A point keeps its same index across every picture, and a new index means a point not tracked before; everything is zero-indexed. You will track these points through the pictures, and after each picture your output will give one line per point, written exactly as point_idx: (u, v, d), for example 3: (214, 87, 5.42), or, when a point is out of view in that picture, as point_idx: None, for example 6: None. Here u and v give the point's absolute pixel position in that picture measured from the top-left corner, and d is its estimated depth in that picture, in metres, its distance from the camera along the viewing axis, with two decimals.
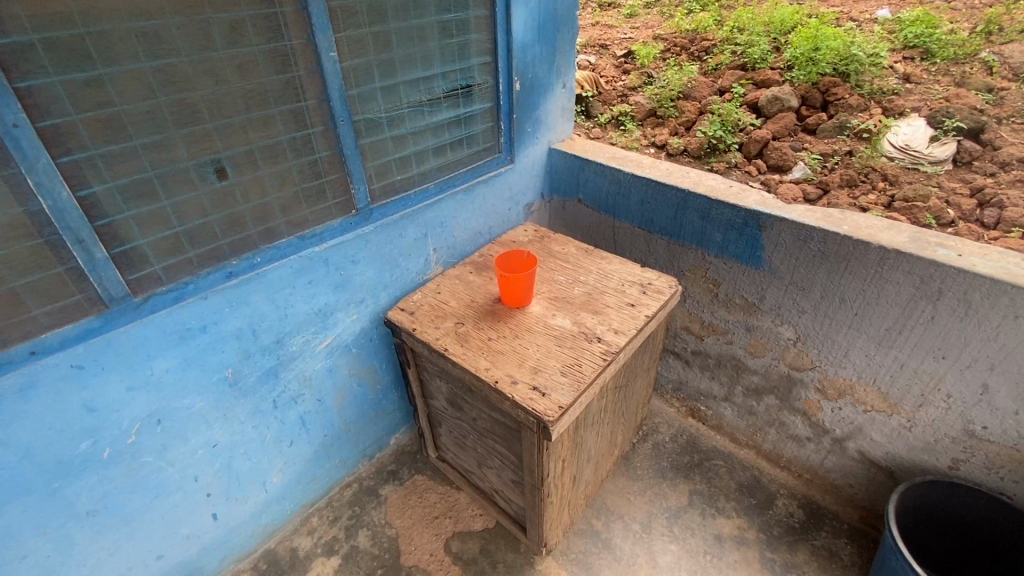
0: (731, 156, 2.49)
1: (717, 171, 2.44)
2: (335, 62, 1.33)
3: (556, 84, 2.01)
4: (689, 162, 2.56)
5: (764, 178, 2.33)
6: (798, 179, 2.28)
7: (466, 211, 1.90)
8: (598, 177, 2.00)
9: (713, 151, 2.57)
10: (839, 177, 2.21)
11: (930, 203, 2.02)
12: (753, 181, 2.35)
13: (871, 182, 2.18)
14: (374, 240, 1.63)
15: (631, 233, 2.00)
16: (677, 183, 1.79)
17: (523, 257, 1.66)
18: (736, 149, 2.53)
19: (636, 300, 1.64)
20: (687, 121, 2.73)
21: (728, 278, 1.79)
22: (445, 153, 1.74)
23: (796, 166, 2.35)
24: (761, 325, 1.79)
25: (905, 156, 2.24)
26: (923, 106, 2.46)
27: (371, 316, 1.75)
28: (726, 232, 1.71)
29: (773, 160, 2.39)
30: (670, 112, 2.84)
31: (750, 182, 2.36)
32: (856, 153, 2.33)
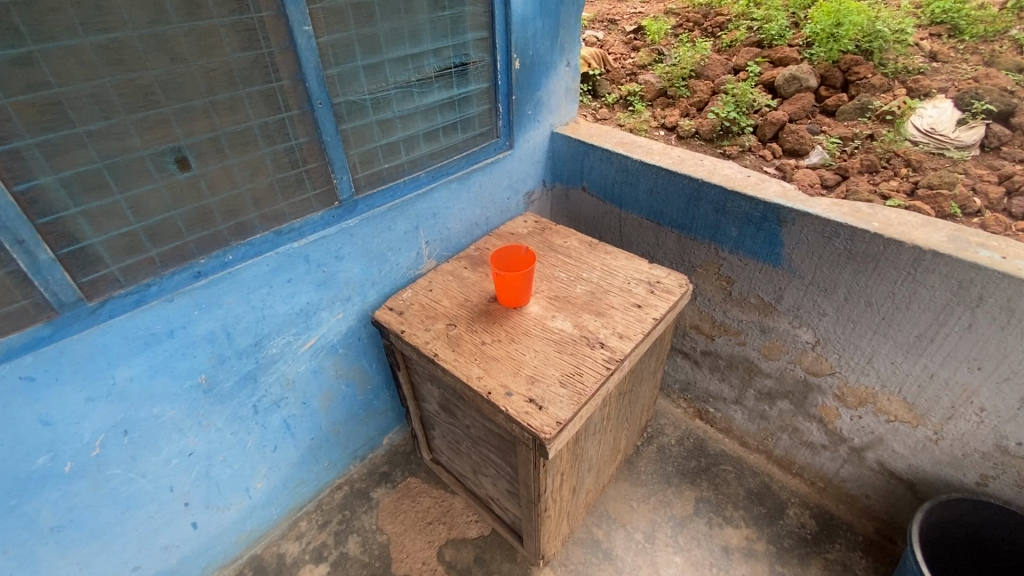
0: (745, 139, 2.33)
1: (729, 155, 2.29)
2: (310, 37, 1.18)
3: (559, 61, 1.85)
4: (700, 145, 2.40)
5: (779, 164, 2.19)
6: (815, 164, 2.14)
7: (460, 201, 1.76)
8: (604, 163, 1.85)
9: (726, 134, 2.41)
10: (860, 162, 2.06)
11: (956, 190, 1.87)
12: (768, 166, 2.21)
13: (893, 169, 2.04)
14: (360, 234, 1.51)
15: (638, 225, 1.86)
16: (690, 171, 1.64)
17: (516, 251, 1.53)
18: (749, 131, 2.37)
19: (644, 300, 1.51)
20: (698, 101, 2.56)
21: (742, 276, 1.66)
22: (437, 139, 1.61)
23: (814, 151, 2.19)
24: (777, 326, 1.66)
25: (930, 141, 2.08)
26: (950, 86, 2.28)
27: (358, 315, 1.63)
28: (742, 226, 1.57)
29: (789, 144, 2.24)
30: (681, 92, 2.66)
31: (764, 167, 2.22)
32: (878, 137, 2.17)
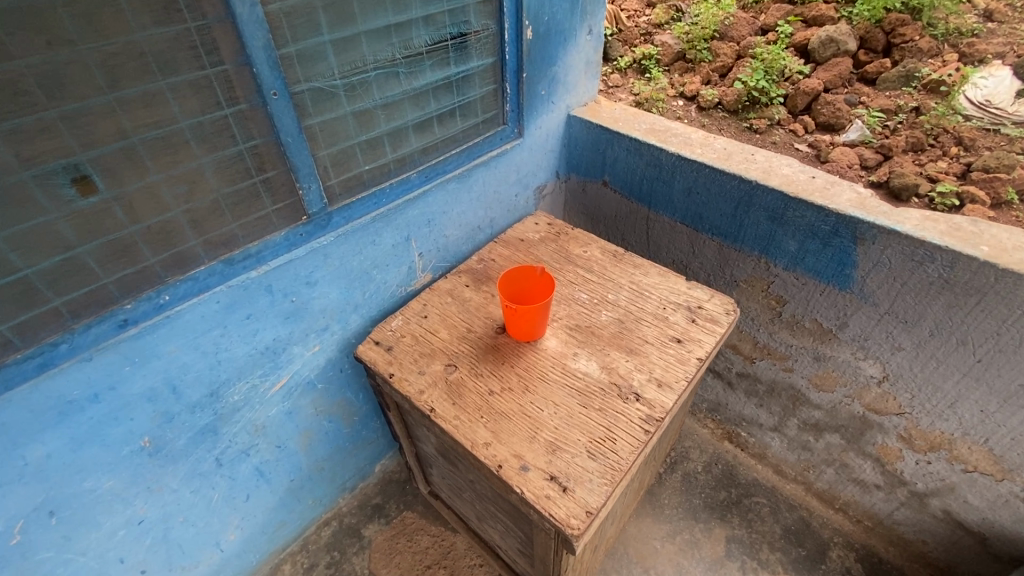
0: (775, 111, 2.00)
1: (757, 130, 1.96)
2: (254, 4, 0.87)
3: (580, 28, 1.51)
4: (723, 118, 2.07)
5: (814, 140, 1.88)
6: (854, 141, 1.82)
7: (460, 203, 1.46)
8: (631, 155, 1.54)
9: (753, 105, 2.06)
10: (903, 140, 1.75)
11: (1016, 174, 1.56)
12: (800, 142, 1.90)
13: (941, 147, 1.72)
14: (337, 253, 1.22)
15: (670, 229, 1.58)
16: (740, 170, 1.34)
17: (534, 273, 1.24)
18: (780, 102, 2.03)
19: (684, 333, 1.25)
20: (722, 67, 2.20)
21: (797, 296, 1.39)
22: (430, 131, 1.30)
23: (851, 125, 1.87)
24: (835, 356, 1.41)
25: (983, 115, 1.74)
26: (1011, 50, 1.90)
27: (339, 344, 1.37)
28: (804, 239, 1.29)
29: (822, 118, 1.92)
30: (702, 56, 2.28)
31: (796, 143, 1.91)
32: (924, 110, 1.81)
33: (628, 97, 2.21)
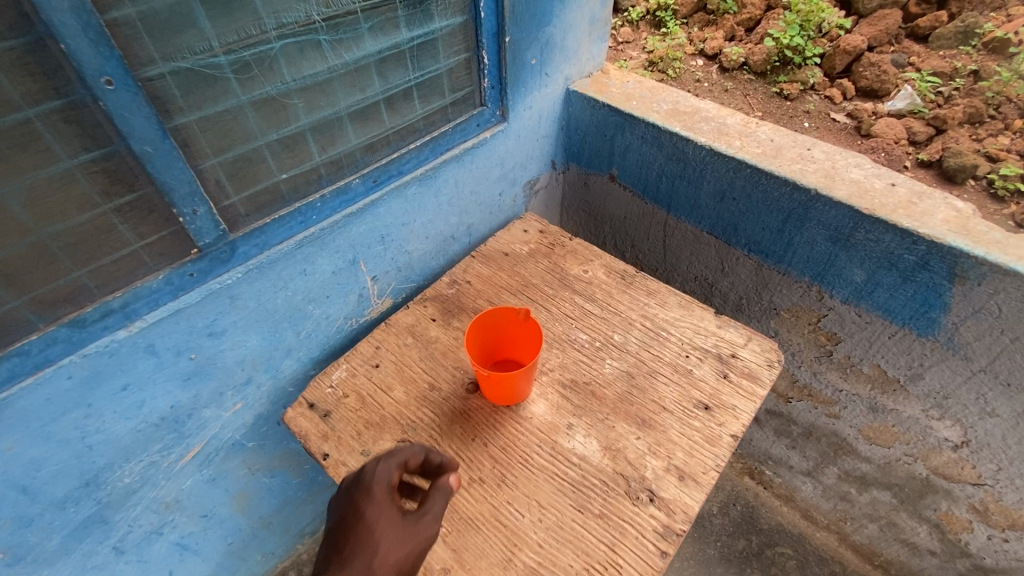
0: (810, 73, 1.57)
1: (788, 96, 1.53)
2: None
3: None
4: (750, 82, 1.63)
5: (853, 110, 1.47)
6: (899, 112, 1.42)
7: (425, 211, 1.13)
8: (647, 145, 1.19)
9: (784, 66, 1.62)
10: (962, 110, 1.35)
11: None
12: (837, 113, 1.49)
13: (1004, 119, 1.34)
14: (249, 293, 0.91)
15: (694, 240, 1.25)
16: (794, 173, 1.00)
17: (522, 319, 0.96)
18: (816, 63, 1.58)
19: (713, 396, 0.95)
20: (750, 18, 1.73)
21: (857, 336, 1.08)
22: (376, 120, 0.95)
23: (899, 92, 1.46)
24: (900, 410, 1.11)
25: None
26: None
27: (268, 396, 1.07)
28: (876, 270, 0.97)
29: (863, 83, 1.50)
30: (726, 5, 1.79)
31: (831, 113, 1.50)
32: (985, 74, 1.40)
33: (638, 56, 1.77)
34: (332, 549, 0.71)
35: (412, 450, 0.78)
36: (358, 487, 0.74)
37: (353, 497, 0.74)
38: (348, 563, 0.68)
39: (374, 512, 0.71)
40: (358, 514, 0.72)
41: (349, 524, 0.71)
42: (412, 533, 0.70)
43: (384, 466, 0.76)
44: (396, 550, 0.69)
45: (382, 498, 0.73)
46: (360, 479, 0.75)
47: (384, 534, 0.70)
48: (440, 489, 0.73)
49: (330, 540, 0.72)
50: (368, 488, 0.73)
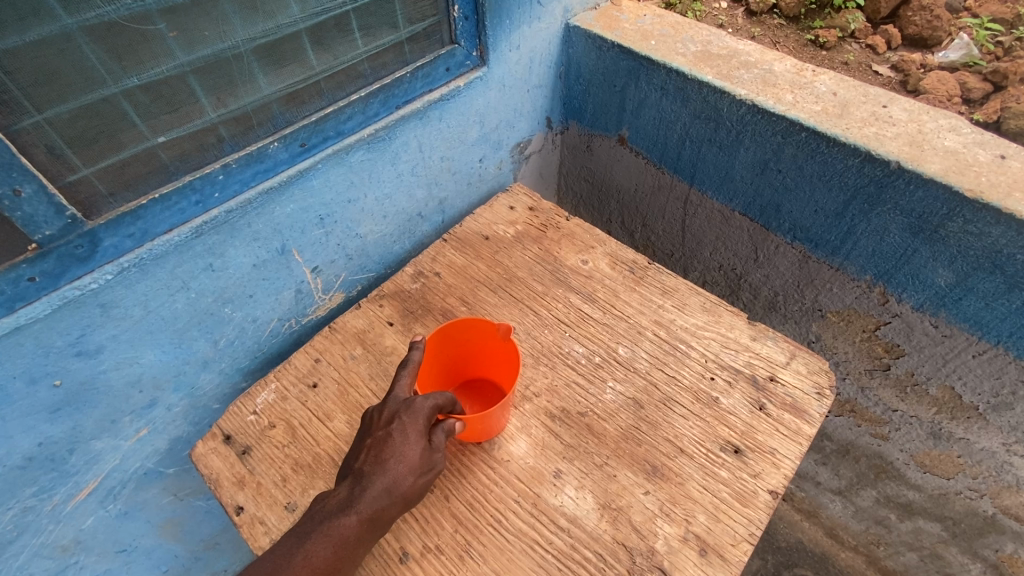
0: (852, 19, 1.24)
1: (827, 46, 1.21)
2: None
3: None
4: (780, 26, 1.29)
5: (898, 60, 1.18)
6: (952, 63, 1.15)
7: (380, 184, 0.88)
8: (668, 100, 0.93)
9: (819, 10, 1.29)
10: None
11: None
12: (880, 65, 1.19)
13: None
14: (130, 299, 0.68)
15: (721, 221, 1.00)
16: (865, 140, 0.75)
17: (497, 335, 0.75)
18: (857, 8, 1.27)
19: (746, 437, 0.73)
20: None
21: (926, 352, 0.85)
22: (297, 60, 0.69)
23: (952, 40, 1.19)
24: (969, 441, 0.89)
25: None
26: None
27: (186, 417, 0.86)
28: (969, 273, 0.73)
29: (910, 30, 1.21)
30: None
31: (874, 65, 1.20)
32: None
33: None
34: (368, 455, 0.62)
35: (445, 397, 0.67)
36: (403, 408, 0.64)
37: (395, 412, 0.64)
38: (386, 480, 0.59)
39: (419, 437, 0.62)
40: (402, 433, 0.62)
41: (390, 442, 0.62)
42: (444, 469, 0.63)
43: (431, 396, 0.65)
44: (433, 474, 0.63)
45: (428, 425, 0.63)
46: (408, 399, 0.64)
47: (427, 457, 0.62)
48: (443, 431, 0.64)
49: (363, 447, 0.63)
50: (416, 411, 0.63)
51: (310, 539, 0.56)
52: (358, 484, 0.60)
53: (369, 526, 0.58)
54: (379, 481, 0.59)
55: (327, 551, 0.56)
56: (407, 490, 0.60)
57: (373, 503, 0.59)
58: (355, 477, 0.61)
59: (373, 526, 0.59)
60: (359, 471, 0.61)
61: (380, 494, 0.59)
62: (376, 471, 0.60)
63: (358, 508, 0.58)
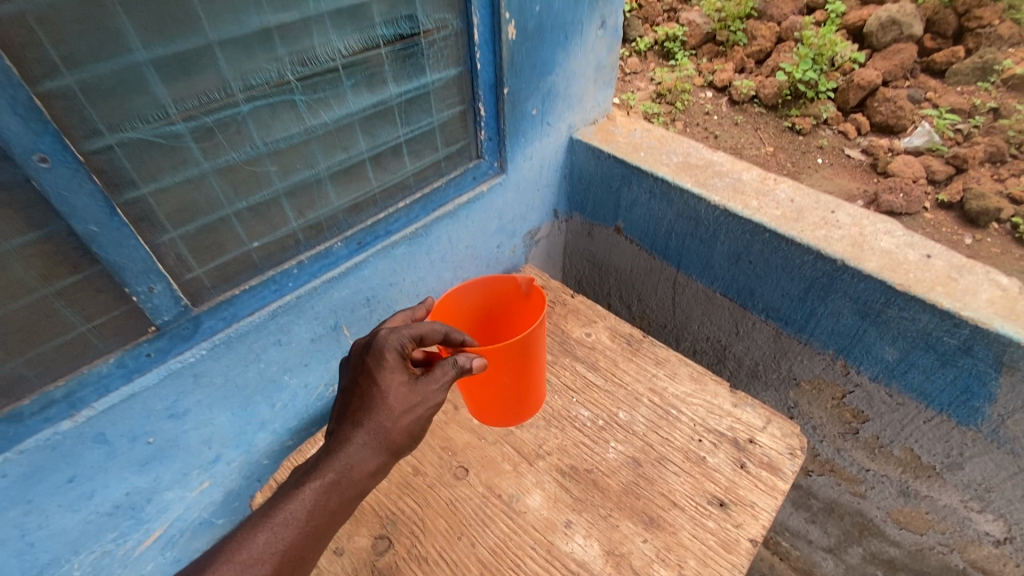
0: (824, 107, 1.50)
1: (800, 131, 1.48)
2: None
3: (591, 22, 1.04)
4: (760, 114, 1.57)
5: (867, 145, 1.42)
6: (916, 149, 1.37)
7: (416, 270, 1.05)
8: (655, 201, 1.11)
9: (797, 100, 1.56)
10: (982, 149, 1.29)
11: None
12: (851, 148, 1.44)
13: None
14: (215, 369, 0.82)
15: (706, 300, 1.16)
16: (817, 241, 0.91)
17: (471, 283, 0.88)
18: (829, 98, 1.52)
19: (729, 492, 0.85)
20: (760, 52, 1.67)
21: (886, 417, 0.98)
22: (360, 179, 0.87)
23: (915, 127, 1.41)
24: (933, 498, 1.01)
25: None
26: None
27: (242, 471, 0.99)
28: (909, 351, 0.88)
29: (877, 118, 1.44)
30: (737, 38, 1.72)
31: (845, 148, 1.45)
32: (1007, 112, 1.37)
33: (644, 84, 1.69)
34: (349, 407, 0.70)
35: (433, 328, 0.73)
36: (370, 351, 0.71)
37: (363, 361, 0.72)
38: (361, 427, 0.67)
39: (388, 378, 0.69)
40: (372, 378, 0.69)
41: (363, 389, 0.69)
42: (421, 398, 0.69)
43: (396, 333, 0.71)
44: (410, 416, 0.69)
45: (394, 364, 0.69)
46: (372, 345, 0.71)
47: (396, 397, 0.68)
48: (451, 361, 0.70)
49: (345, 401, 0.71)
50: (381, 350, 0.70)
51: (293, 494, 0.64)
52: (337, 438, 0.68)
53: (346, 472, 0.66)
54: (356, 430, 0.67)
55: (309, 497, 0.64)
56: (388, 432, 0.68)
57: (350, 451, 0.66)
58: (336, 432, 0.69)
59: (351, 475, 0.66)
60: (341, 425, 0.69)
61: (353, 444, 0.67)
62: (349, 424, 0.68)
63: (335, 458, 0.66)
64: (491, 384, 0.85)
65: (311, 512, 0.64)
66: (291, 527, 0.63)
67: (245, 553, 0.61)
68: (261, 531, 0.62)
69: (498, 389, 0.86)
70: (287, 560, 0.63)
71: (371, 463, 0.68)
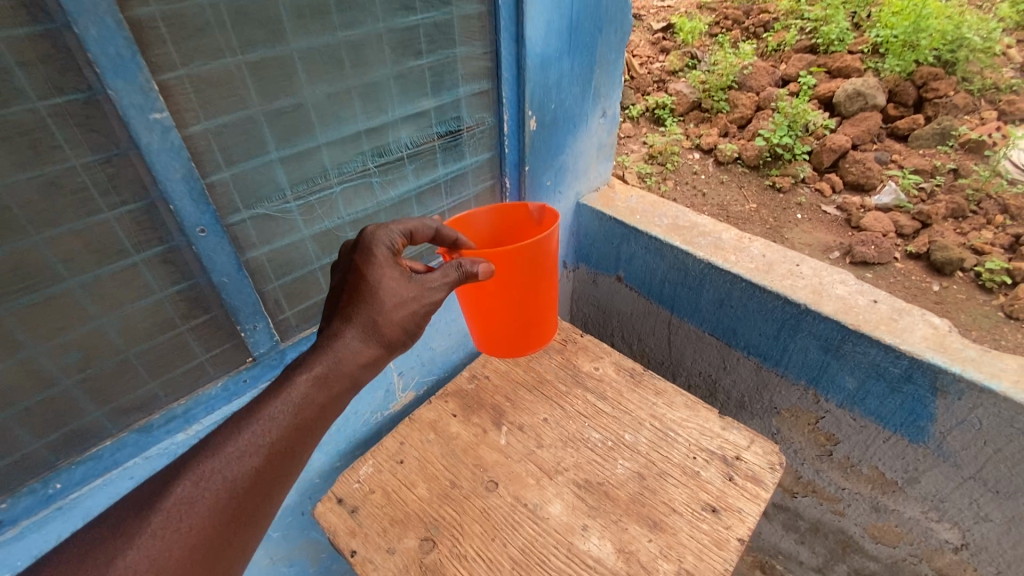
0: (800, 167, 1.74)
1: (780, 189, 1.71)
2: (167, 130, 0.65)
3: (594, 113, 1.28)
4: (742, 174, 1.81)
5: (841, 202, 1.64)
6: (886, 205, 1.57)
7: (449, 312, 1.25)
8: (650, 254, 1.32)
9: (776, 161, 1.80)
10: (943, 205, 1.49)
11: None
12: (827, 204, 1.65)
13: (984, 214, 1.48)
14: None
15: (697, 339, 1.35)
16: (784, 288, 1.12)
17: (481, 217, 0.96)
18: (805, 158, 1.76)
19: (720, 499, 1.01)
20: (741, 118, 1.92)
21: (852, 438, 1.15)
22: None
23: (884, 186, 1.62)
24: (899, 510, 1.16)
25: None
26: None
27: (297, 488, 1.14)
28: (864, 379, 1.06)
29: (850, 177, 1.66)
30: (719, 106, 1.99)
31: (822, 205, 1.66)
32: (964, 174, 1.58)
33: (639, 150, 1.95)
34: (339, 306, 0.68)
35: (423, 225, 0.76)
36: (359, 248, 0.71)
37: (351, 260, 0.71)
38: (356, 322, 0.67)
39: (382, 273, 0.69)
40: (365, 272, 0.69)
41: (355, 283, 0.69)
42: (416, 293, 0.70)
43: (387, 232, 0.73)
44: (402, 309, 0.69)
45: (385, 260, 0.70)
46: (362, 244, 0.72)
47: (388, 288, 0.68)
48: (453, 265, 0.73)
49: (334, 302, 0.70)
50: (372, 245, 0.71)
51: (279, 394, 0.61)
52: (327, 339, 0.66)
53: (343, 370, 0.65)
54: (351, 326, 0.67)
55: (301, 398, 0.62)
56: (388, 327, 0.68)
57: (347, 346, 0.66)
58: (325, 333, 0.67)
59: (341, 365, 0.65)
60: (330, 325, 0.68)
61: (344, 336, 0.66)
62: (340, 321, 0.68)
63: (325, 356, 0.65)
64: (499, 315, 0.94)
65: (300, 402, 0.61)
66: (280, 419, 0.60)
67: (232, 445, 0.57)
68: (247, 424, 0.59)
69: (507, 320, 0.96)
70: (276, 452, 0.59)
71: (363, 356, 0.67)
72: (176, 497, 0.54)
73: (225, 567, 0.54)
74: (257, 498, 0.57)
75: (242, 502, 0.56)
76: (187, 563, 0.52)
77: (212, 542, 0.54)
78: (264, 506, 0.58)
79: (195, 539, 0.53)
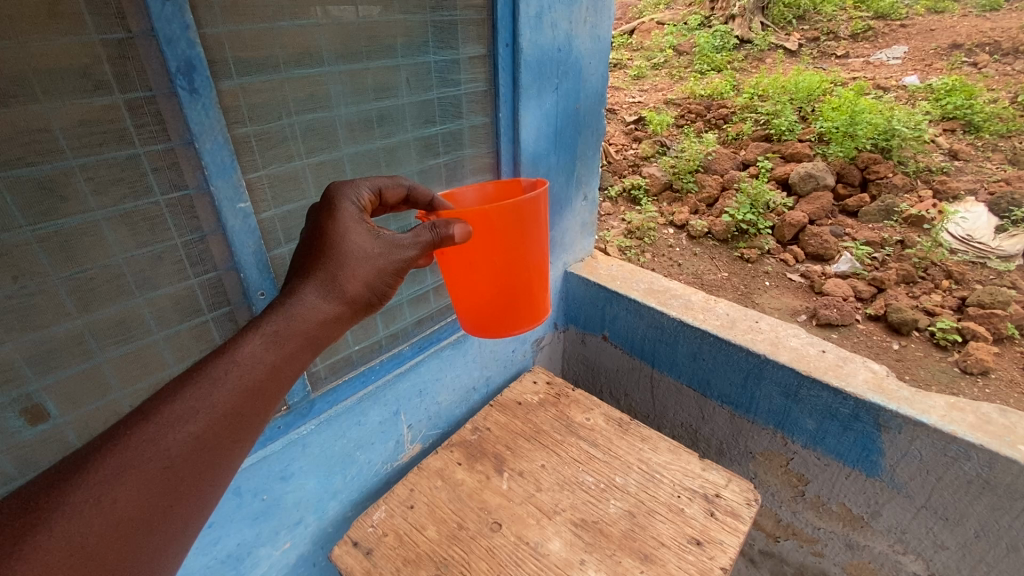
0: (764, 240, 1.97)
1: (749, 259, 1.93)
2: (248, 216, 0.83)
3: (577, 196, 1.52)
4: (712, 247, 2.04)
5: (805, 270, 1.85)
6: (845, 272, 1.78)
7: (454, 368, 1.39)
8: (631, 315, 1.50)
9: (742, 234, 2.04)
10: (894, 272, 1.70)
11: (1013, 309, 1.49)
12: (792, 272, 1.86)
13: (932, 280, 1.69)
14: (317, 441, 1.11)
15: (677, 391, 1.49)
16: (748, 341, 1.29)
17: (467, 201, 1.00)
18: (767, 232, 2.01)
19: (703, 532, 1.11)
20: (708, 198, 2.20)
21: (820, 477, 1.28)
22: (425, 302, 1.26)
23: (841, 256, 1.84)
24: (869, 545, 1.26)
25: (968, 249, 1.76)
26: (979, 188, 2.01)
27: (312, 537, 1.21)
28: (822, 420, 1.21)
29: (810, 249, 1.89)
30: (688, 187, 2.28)
31: (788, 272, 1.87)
32: (910, 244, 1.82)
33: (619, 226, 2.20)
34: (300, 268, 0.66)
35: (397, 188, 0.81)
36: (326, 208, 0.73)
37: (316, 220, 0.72)
38: (319, 282, 0.65)
39: (346, 231, 0.69)
40: (330, 230, 0.69)
41: (319, 243, 0.68)
42: (380, 256, 0.70)
43: (355, 191, 0.76)
44: (366, 264, 0.69)
45: (351, 217, 0.71)
46: (329, 206, 0.73)
47: (353, 245, 0.69)
48: (428, 227, 0.74)
49: (295, 264, 0.68)
50: (340, 205, 0.73)
51: (228, 354, 0.56)
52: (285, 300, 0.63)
53: (302, 330, 0.62)
54: (312, 285, 0.65)
55: (254, 359, 0.57)
56: (351, 288, 0.67)
57: (306, 306, 0.63)
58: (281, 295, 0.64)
59: (296, 324, 0.62)
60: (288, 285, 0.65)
61: (301, 295, 0.64)
62: (298, 279, 0.66)
63: (284, 317, 0.61)
64: (477, 292, 0.95)
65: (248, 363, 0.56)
66: (226, 381, 0.54)
67: (170, 410, 0.51)
68: (188, 387, 0.52)
69: (489, 300, 0.96)
70: (223, 417, 0.54)
71: (321, 313, 0.64)
72: (101, 471, 0.46)
73: (159, 545, 0.48)
74: (199, 468, 0.52)
75: (183, 472, 0.50)
76: (115, 541, 0.45)
77: (145, 515, 0.48)
78: (208, 477, 0.52)
79: (124, 516, 0.46)
